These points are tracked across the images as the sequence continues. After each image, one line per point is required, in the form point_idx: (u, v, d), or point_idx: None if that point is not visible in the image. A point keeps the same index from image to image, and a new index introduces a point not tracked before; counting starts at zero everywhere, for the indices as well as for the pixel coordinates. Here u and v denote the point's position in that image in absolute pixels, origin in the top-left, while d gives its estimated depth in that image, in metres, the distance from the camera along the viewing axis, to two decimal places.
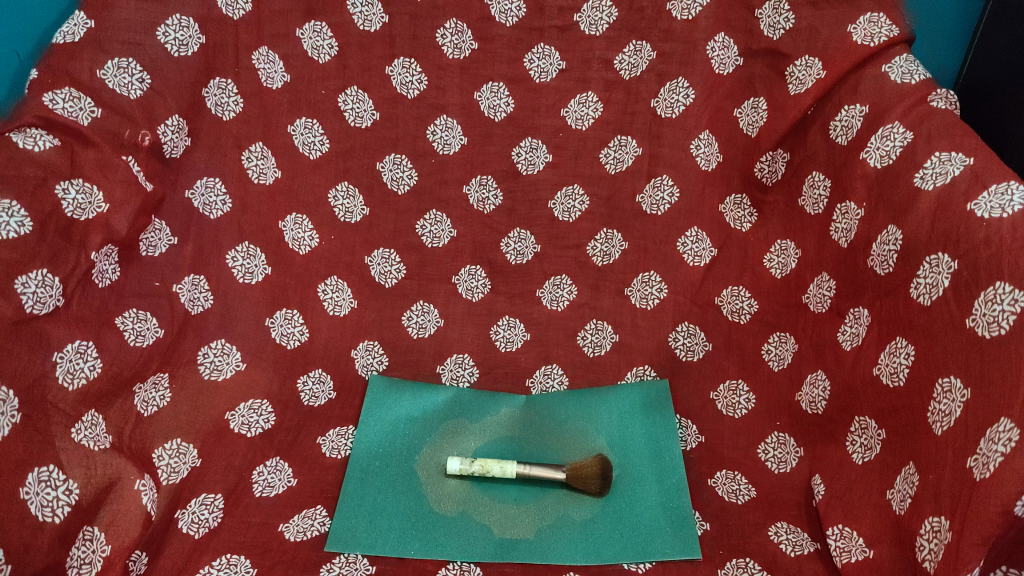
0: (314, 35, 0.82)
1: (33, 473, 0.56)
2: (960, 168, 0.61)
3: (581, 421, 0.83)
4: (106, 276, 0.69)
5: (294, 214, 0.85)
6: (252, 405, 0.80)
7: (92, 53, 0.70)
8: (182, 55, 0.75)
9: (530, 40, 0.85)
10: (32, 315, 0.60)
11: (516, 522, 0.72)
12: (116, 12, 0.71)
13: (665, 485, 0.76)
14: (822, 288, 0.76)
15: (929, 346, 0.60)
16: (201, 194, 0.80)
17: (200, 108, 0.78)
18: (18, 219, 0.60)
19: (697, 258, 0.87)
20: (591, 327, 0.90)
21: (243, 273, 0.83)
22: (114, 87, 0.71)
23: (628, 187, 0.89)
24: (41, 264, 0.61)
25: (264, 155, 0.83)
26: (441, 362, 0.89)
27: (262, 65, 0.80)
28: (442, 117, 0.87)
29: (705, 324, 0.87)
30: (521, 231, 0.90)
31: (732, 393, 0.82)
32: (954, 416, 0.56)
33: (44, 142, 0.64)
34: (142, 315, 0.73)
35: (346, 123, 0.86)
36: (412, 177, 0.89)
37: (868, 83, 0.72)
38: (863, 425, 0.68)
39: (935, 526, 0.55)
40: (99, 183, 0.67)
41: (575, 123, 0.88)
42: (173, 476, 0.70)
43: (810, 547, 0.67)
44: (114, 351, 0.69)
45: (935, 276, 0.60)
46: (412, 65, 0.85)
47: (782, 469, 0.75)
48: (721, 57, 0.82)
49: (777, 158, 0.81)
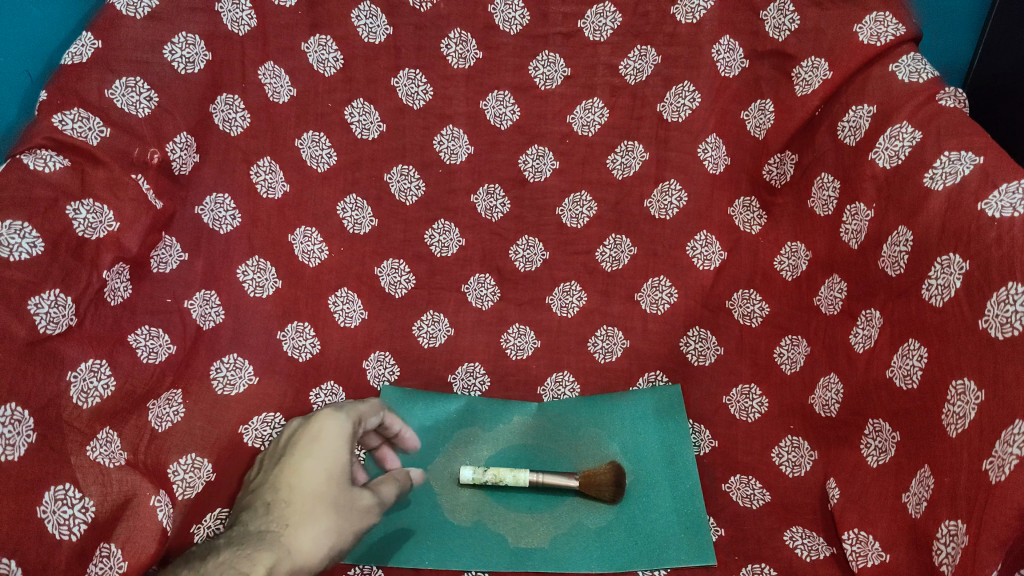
0: (320, 49, 0.82)
1: (49, 492, 0.57)
2: (969, 167, 0.61)
3: (593, 426, 0.84)
4: (118, 295, 0.70)
5: (303, 227, 0.85)
6: (265, 418, 0.79)
7: (100, 73, 0.70)
8: (189, 72, 0.75)
9: (534, 47, 0.86)
10: (46, 335, 0.61)
11: (531, 531, 0.75)
12: (124, 31, 0.72)
13: (679, 490, 0.77)
14: (834, 290, 0.75)
15: (941, 347, 0.59)
16: (210, 210, 0.79)
17: (208, 124, 0.78)
18: (30, 240, 0.60)
19: (707, 262, 0.87)
20: (602, 333, 0.89)
21: (254, 287, 0.82)
22: (123, 106, 0.71)
23: (636, 192, 0.89)
24: (53, 284, 0.62)
25: (272, 169, 0.83)
26: (452, 370, 0.88)
27: (268, 80, 0.81)
28: (448, 127, 0.88)
29: (716, 328, 0.86)
30: (529, 238, 0.91)
31: (745, 397, 0.81)
32: (968, 419, 0.56)
33: (54, 162, 0.65)
34: (154, 331, 0.73)
35: (353, 135, 0.86)
36: (420, 188, 0.89)
37: (875, 82, 0.72)
38: (878, 428, 0.67)
39: (952, 530, 0.55)
40: (110, 202, 0.68)
41: (581, 129, 0.88)
42: (188, 491, 0.71)
43: (826, 552, 0.68)
44: (127, 370, 0.69)
45: (946, 277, 0.60)
46: (417, 76, 0.86)
47: (797, 472, 0.75)
48: (727, 60, 0.82)
49: (786, 159, 0.80)
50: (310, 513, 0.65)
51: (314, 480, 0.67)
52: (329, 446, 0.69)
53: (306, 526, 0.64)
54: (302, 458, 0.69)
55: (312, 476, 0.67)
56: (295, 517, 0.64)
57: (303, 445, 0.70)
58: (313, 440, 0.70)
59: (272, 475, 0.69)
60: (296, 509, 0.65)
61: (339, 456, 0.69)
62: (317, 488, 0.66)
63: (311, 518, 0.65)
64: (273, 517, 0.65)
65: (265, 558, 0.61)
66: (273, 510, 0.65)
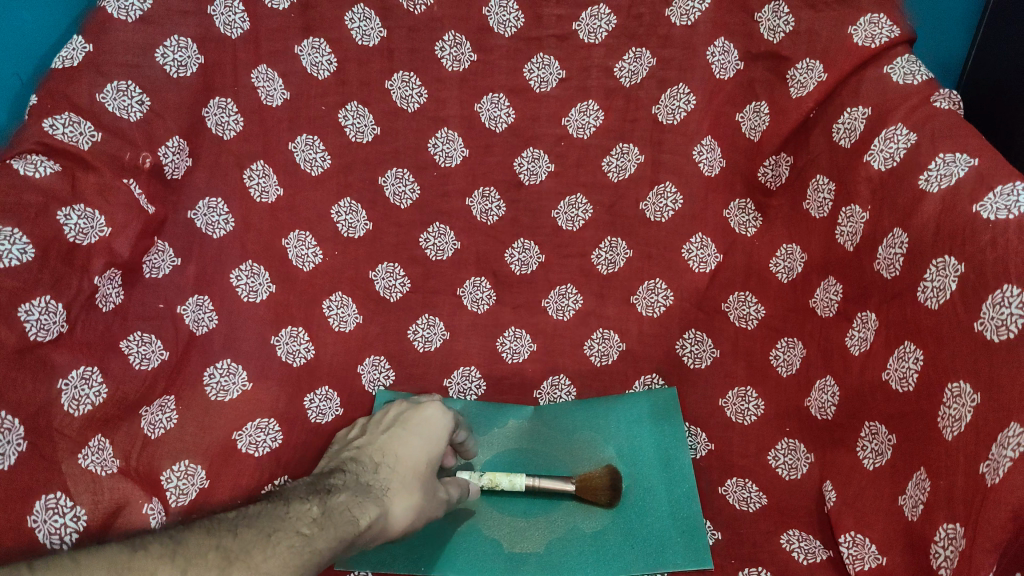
0: (313, 52, 0.82)
1: (40, 501, 0.58)
2: (965, 169, 0.60)
3: (588, 429, 0.83)
4: (110, 300, 0.69)
5: (297, 231, 0.84)
6: (259, 424, 0.78)
7: (90, 77, 0.70)
8: (181, 76, 0.75)
9: (529, 50, 0.86)
10: (36, 342, 0.61)
11: (526, 536, 0.75)
12: (115, 35, 0.71)
13: (675, 494, 0.77)
14: (829, 292, 0.75)
15: (937, 349, 0.59)
16: (203, 214, 0.79)
17: (201, 128, 0.78)
18: (20, 245, 0.60)
19: (702, 264, 0.87)
20: (598, 336, 0.89)
21: (248, 291, 0.82)
22: (114, 110, 0.70)
23: (631, 195, 0.88)
24: (44, 291, 0.62)
25: (265, 173, 0.82)
26: (447, 375, 0.88)
27: (261, 83, 0.81)
28: (443, 130, 0.88)
29: (712, 330, 0.85)
30: (525, 241, 0.90)
31: (741, 400, 0.81)
32: (965, 422, 0.55)
33: (45, 168, 0.65)
34: (146, 337, 0.72)
35: (347, 138, 0.86)
36: (414, 191, 0.89)
37: (869, 84, 0.72)
38: (874, 430, 0.67)
39: (950, 533, 0.55)
40: (101, 207, 0.68)
41: (576, 132, 0.88)
42: (181, 499, 0.71)
43: (823, 554, 0.68)
44: (119, 376, 0.68)
45: (942, 280, 0.59)
46: (411, 78, 0.86)
47: (793, 476, 0.75)
48: (722, 62, 0.82)
49: (781, 162, 0.80)
50: (411, 484, 0.66)
51: (416, 456, 0.68)
52: (433, 434, 0.72)
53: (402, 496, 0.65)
54: (409, 432, 0.71)
55: (415, 450, 0.69)
56: (396, 480, 0.66)
57: (411, 423, 0.72)
58: (421, 424, 0.72)
59: (375, 441, 0.71)
60: (399, 472, 0.66)
61: (436, 443, 0.71)
62: (421, 461, 0.68)
63: (408, 489, 0.66)
64: (381, 474, 0.66)
65: (371, 506, 0.62)
66: (380, 471, 0.67)
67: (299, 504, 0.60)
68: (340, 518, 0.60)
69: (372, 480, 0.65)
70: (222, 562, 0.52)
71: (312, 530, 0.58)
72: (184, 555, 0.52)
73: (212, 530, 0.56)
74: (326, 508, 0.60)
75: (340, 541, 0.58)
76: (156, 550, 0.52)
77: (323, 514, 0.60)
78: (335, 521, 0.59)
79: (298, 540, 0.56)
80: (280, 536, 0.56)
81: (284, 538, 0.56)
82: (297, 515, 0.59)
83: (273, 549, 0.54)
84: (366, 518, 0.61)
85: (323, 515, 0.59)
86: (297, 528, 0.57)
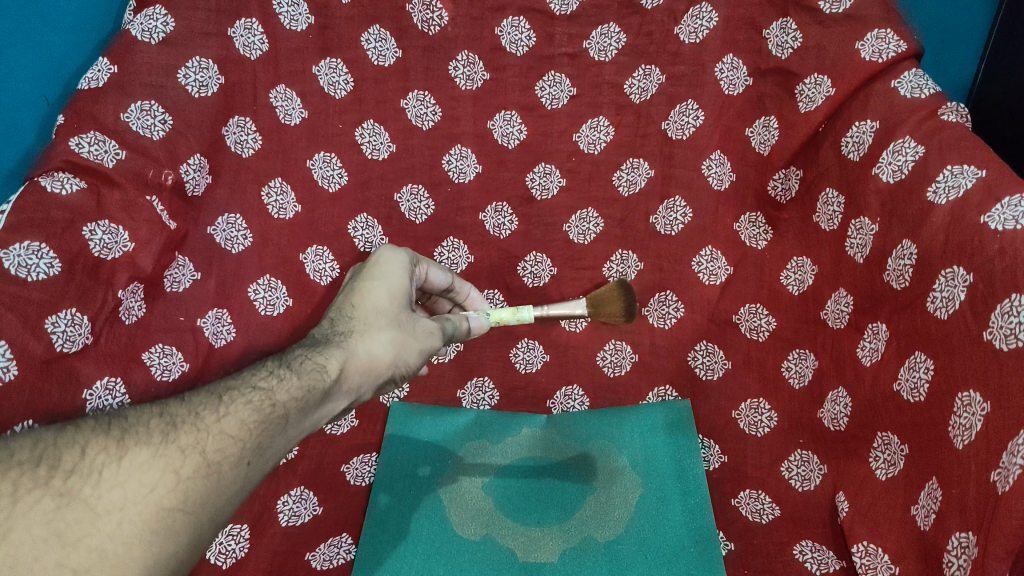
0: (331, 71, 0.84)
1: None
2: (971, 180, 0.61)
3: (601, 439, 0.84)
4: (133, 313, 0.72)
5: (314, 247, 0.86)
6: None
7: (115, 98, 0.72)
8: (203, 96, 0.77)
9: (541, 67, 0.88)
10: (63, 353, 0.65)
11: (540, 545, 0.75)
12: (139, 56, 0.74)
13: (688, 503, 0.77)
14: (840, 304, 0.75)
15: (948, 360, 0.60)
16: (223, 230, 0.81)
17: (220, 147, 0.80)
18: (47, 260, 0.64)
19: (712, 277, 0.87)
20: (609, 348, 0.91)
21: (266, 305, 0.83)
22: (138, 129, 0.73)
23: (642, 208, 0.90)
24: (69, 303, 0.65)
25: (283, 190, 0.84)
26: (462, 386, 0.90)
27: (279, 103, 0.83)
28: (457, 147, 0.90)
29: (723, 342, 0.86)
30: (537, 255, 0.92)
31: (755, 411, 0.82)
32: (975, 430, 0.56)
33: (71, 185, 0.68)
34: (167, 350, 0.75)
35: (363, 156, 0.87)
36: (429, 207, 0.90)
37: (878, 98, 0.71)
38: (886, 440, 0.67)
39: (963, 542, 0.55)
40: (124, 223, 0.70)
41: (586, 147, 0.90)
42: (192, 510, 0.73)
43: (836, 564, 0.68)
44: (142, 387, 0.72)
45: (950, 290, 0.60)
46: (425, 98, 0.88)
47: (806, 486, 0.75)
48: (730, 78, 0.83)
49: (791, 175, 0.80)
50: (378, 321, 0.61)
51: (380, 296, 0.63)
52: (392, 279, 0.65)
53: (369, 337, 0.60)
54: (368, 282, 0.64)
55: (377, 293, 0.63)
56: (359, 327, 0.60)
57: (368, 271, 0.66)
58: (378, 270, 0.66)
59: (337, 302, 0.65)
60: (361, 317, 0.61)
61: (399, 278, 0.65)
62: (386, 300, 0.63)
63: (376, 329, 0.61)
64: (341, 325, 0.61)
65: (335, 353, 0.58)
66: (340, 321, 0.61)
67: (252, 372, 0.56)
68: (303, 367, 0.55)
69: (333, 332, 0.60)
70: (166, 429, 0.48)
71: (271, 383, 0.54)
72: (124, 424, 0.48)
73: (158, 401, 0.52)
74: (287, 364, 0.56)
75: (305, 389, 0.54)
76: (91, 425, 0.48)
77: (282, 368, 0.55)
78: (303, 370, 0.55)
79: (255, 396, 0.53)
80: (233, 396, 0.52)
81: (238, 396, 0.52)
82: (254, 374, 0.55)
83: (227, 410, 0.51)
84: (332, 365, 0.56)
85: (280, 370, 0.55)
86: (252, 385, 0.54)
